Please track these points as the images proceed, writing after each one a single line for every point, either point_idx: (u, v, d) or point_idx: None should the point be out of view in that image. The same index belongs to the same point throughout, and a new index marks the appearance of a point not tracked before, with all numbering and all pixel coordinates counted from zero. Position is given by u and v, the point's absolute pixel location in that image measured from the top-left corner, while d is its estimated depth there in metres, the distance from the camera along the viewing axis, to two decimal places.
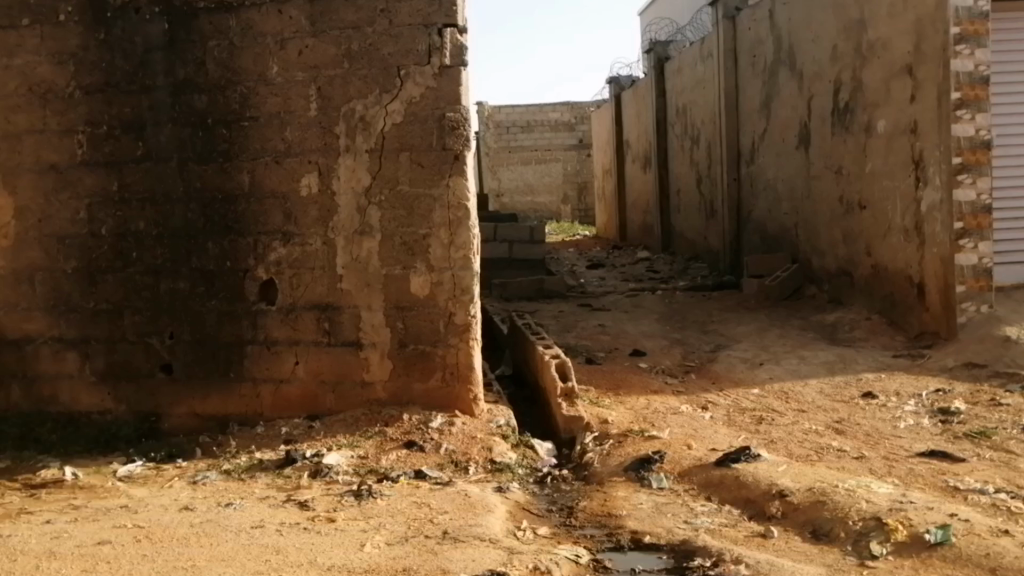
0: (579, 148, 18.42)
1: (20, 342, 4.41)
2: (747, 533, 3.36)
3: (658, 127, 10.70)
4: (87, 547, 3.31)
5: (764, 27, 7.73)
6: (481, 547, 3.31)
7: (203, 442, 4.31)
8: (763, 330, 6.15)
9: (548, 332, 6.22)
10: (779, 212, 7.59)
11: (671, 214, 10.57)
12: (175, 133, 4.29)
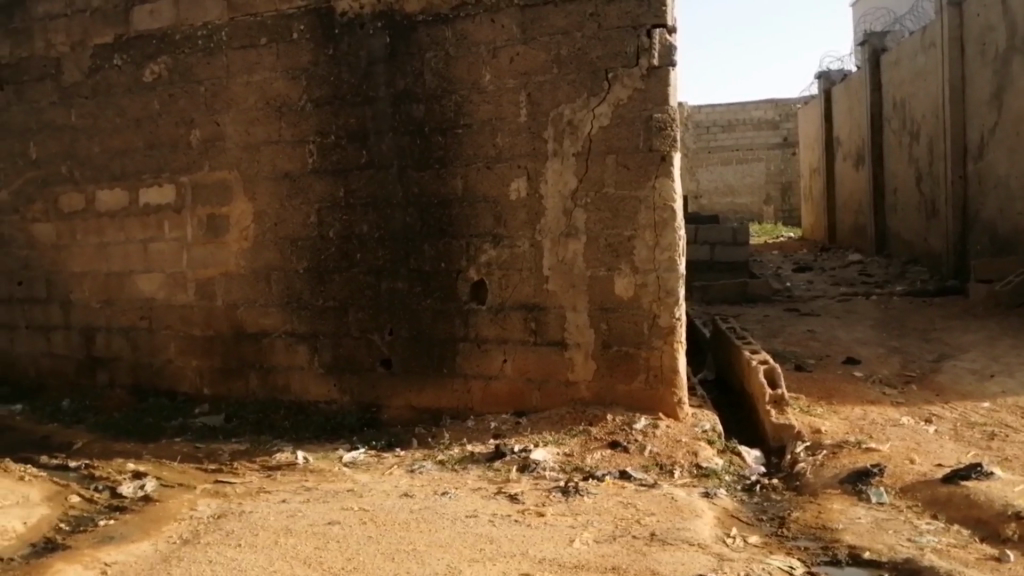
0: (783, 146, 17.49)
1: (258, 335, 4.84)
2: (978, 555, 3.06)
3: (873, 123, 10.17)
4: (319, 527, 3.64)
5: (996, 12, 7.21)
6: (690, 551, 3.22)
7: (418, 433, 4.55)
8: (994, 339, 5.77)
9: (753, 336, 6.22)
10: (1013, 211, 7.04)
11: (886, 214, 10.04)
12: (396, 141, 4.51)
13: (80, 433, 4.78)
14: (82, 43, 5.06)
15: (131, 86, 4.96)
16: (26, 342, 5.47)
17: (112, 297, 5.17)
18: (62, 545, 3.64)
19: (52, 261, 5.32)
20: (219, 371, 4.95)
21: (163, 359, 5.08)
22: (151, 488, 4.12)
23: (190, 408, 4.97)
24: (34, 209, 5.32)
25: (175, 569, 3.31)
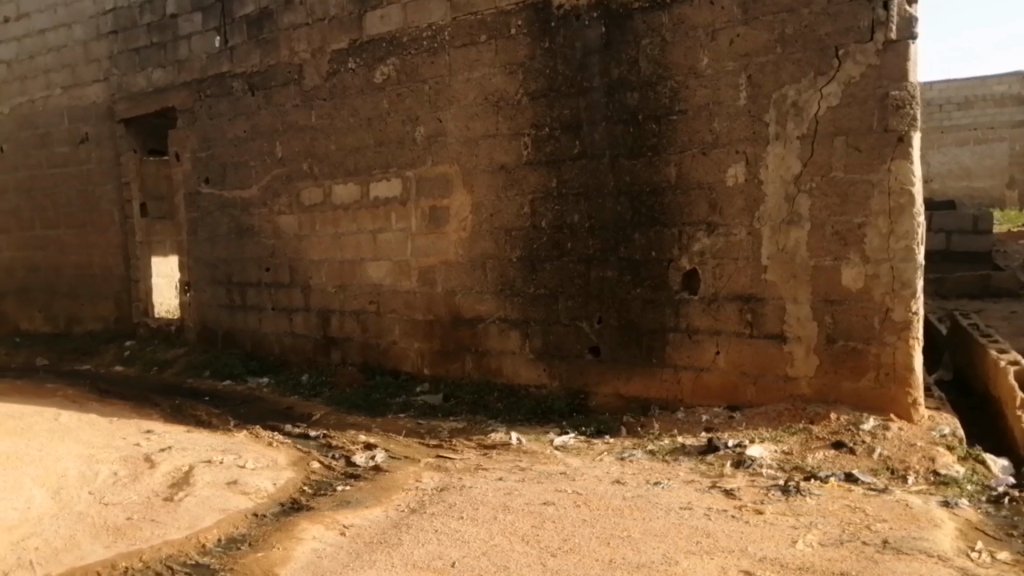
0: None
1: (473, 321, 5.05)
2: None
3: None
4: (536, 507, 3.76)
5: None
6: (928, 563, 2.95)
7: (627, 421, 4.53)
8: None
9: (999, 334, 5.64)
10: None
11: None
12: (610, 130, 4.52)
13: (317, 406, 5.24)
14: (321, 50, 5.53)
15: (363, 87, 5.35)
16: (271, 322, 6.08)
17: (344, 283, 5.61)
18: (306, 506, 4.10)
19: (293, 249, 5.86)
20: (438, 353, 5.22)
21: (388, 341, 5.45)
22: (381, 459, 4.48)
23: (411, 386, 5.29)
24: (279, 202, 5.89)
25: (405, 535, 3.65)
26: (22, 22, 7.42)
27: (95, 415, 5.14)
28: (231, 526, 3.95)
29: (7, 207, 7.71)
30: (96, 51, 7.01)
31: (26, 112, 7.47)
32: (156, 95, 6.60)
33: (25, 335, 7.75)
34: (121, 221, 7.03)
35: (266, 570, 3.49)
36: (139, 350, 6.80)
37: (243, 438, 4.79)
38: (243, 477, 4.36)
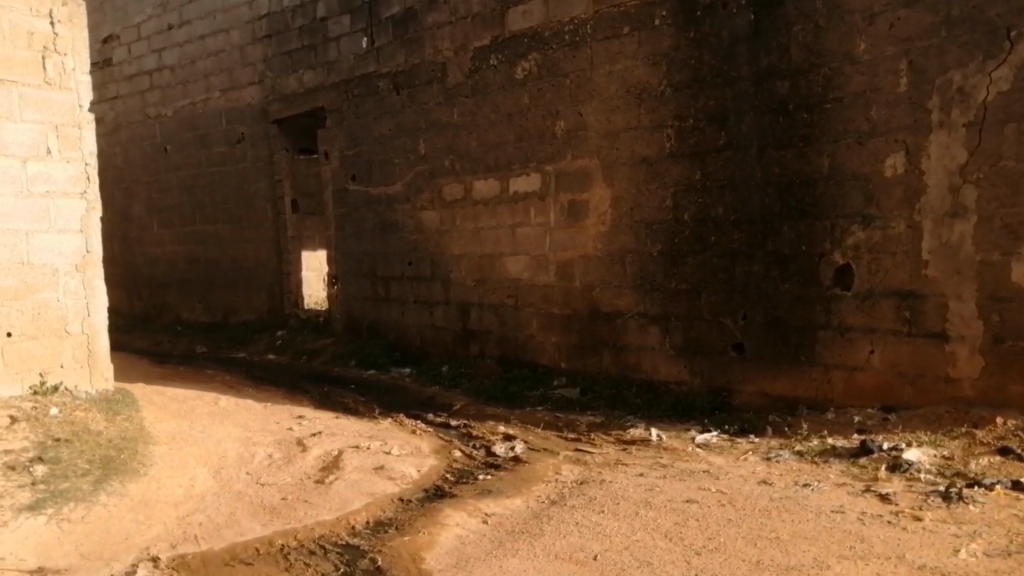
0: None
1: (612, 316, 5.06)
2: None
3: None
4: (679, 504, 3.70)
5: None
6: None
7: (773, 421, 4.41)
8: None
9: None
10: None
11: None
12: (757, 120, 4.40)
13: (457, 396, 5.39)
14: (463, 47, 5.64)
15: (505, 83, 5.43)
16: (413, 314, 6.27)
17: (484, 277, 5.70)
18: (450, 493, 4.19)
19: (434, 244, 6.01)
20: (576, 347, 5.26)
21: (526, 334, 5.51)
22: (520, 450, 4.53)
23: (550, 379, 5.34)
24: (421, 198, 6.06)
25: (547, 526, 3.68)
26: (184, 29, 7.96)
27: (252, 400, 5.57)
28: (379, 510, 4.11)
29: (169, 203, 8.30)
30: (251, 55, 7.42)
31: (187, 114, 8.01)
32: (307, 95, 6.94)
33: (185, 324, 8.32)
34: (273, 217, 7.44)
35: (413, 554, 3.60)
36: (289, 340, 7.18)
37: (388, 426, 5.01)
38: (390, 463, 4.52)
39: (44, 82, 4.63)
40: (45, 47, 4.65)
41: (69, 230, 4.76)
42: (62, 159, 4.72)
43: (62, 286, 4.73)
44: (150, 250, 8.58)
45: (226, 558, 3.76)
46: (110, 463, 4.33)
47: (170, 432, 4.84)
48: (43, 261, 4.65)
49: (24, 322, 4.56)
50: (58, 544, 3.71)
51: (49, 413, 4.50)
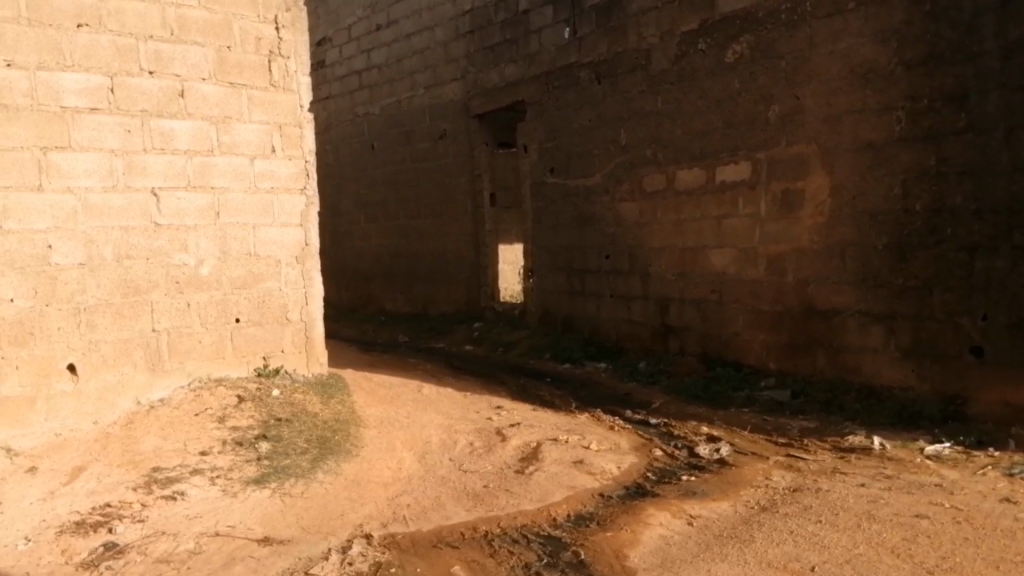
0: None
1: (829, 313, 4.83)
2: None
3: None
4: (907, 518, 3.40)
5: None
6: None
7: (1017, 434, 3.97)
8: None
9: None
10: None
11: None
12: (1005, 99, 3.98)
13: (658, 393, 5.39)
14: (670, 32, 5.66)
15: (714, 67, 5.38)
16: (609, 309, 6.43)
17: (686, 270, 5.69)
18: (652, 492, 4.11)
19: (634, 237, 6.10)
20: (787, 346, 5.08)
21: (731, 332, 5.43)
22: (726, 452, 4.41)
23: (757, 380, 5.21)
24: (622, 189, 6.17)
25: (757, 533, 3.49)
26: (392, 29, 8.61)
27: (452, 388, 5.83)
28: (579, 504, 4.08)
29: (375, 198, 8.96)
30: (454, 51, 7.94)
31: (393, 112, 8.65)
32: (509, 89, 7.29)
33: (389, 314, 8.99)
34: (472, 210, 7.86)
35: (616, 550, 3.54)
36: (486, 331, 7.58)
37: (587, 421, 5.01)
38: (589, 457, 4.51)
39: (270, 85, 5.14)
40: (271, 52, 5.15)
41: (290, 224, 5.27)
42: (284, 157, 5.23)
43: (283, 275, 5.27)
44: (356, 243, 9.33)
45: (433, 540, 3.83)
46: (326, 443, 4.65)
47: (380, 416, 5.13)
48: (269, 252, 5.18)
49: (251, 309, 5.12)
50: (283, 517, 3.99)
51: (271, 394, 4.97)
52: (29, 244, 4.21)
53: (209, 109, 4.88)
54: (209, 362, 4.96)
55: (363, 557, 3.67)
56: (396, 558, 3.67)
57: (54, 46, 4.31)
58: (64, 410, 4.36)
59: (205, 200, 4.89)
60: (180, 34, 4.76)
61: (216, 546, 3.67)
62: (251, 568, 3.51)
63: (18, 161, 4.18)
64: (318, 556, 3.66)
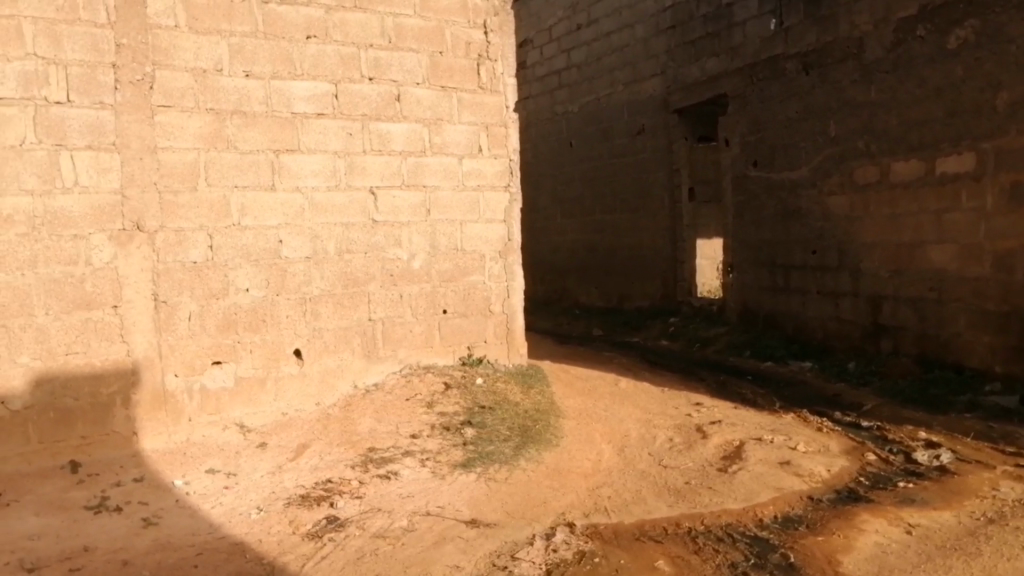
0: None
1: None
2: None
3: None
4: None
5: None
6: None
7: None
8: None
9: None
10: None
11: None
12: None
13: (871, 395, 5.43)
14: (885, 20, 5.80)
15: (933, 54, 5.40)
16: (816, 305, 6.65)
17: (901, 267, 5.76)
18: (866, 497, 3.97)
19: (844, 230, 6.27)
20: (1014, 349, 4.92)
21: (951, 332, 5.38)
22: (947, 460, 4.25)
23: (981, 384, 5.07)
24: (830, 182, 6.34)
25: (986, 546, 3.31)
26: (592, 27, 9.48)
27: (648, 381, 6.15)
28: (787, 505, 4.00)
29: (574, 194, 9.87)
30: (655, 46, 8.60)
31: (593, 109, 9.51)
32: (710, 84, 7.85)
33: (583, 307, 9.89)
34: (669, 204, 8.50)
35: (828, 555, 3.45)
36: (682, 327, 8.05)
37: (793, 421, 5.02)
38: (796, 459, 4.45)
39: (479, 87, 5.63)
40: (479, 55, 5.62)
41: (495, 220, 5.74)
42: (490, 156, 5.72)
43: (487, 269, 5.73)
44: (554, 238, 10.31)
45: (636, 533, 3.89)
46: (527, 431, 5.00)
47: (578, 408, 5.44)
48: (474, 247, 5.66)
49: (457, 301, 5.61)
50: (488, 500, 4.31)
51: (475, 381, 5.45)
52: (263, 239, 4.92)
53: (422, 111, 5.40)
54: (418, 350, 5.50)
55: (566, 544, 3.82)
56: (600, 548, 3.75)
57: (286, 56, 4.94)
58: (290, 391, 5.10)
59: (418, 198, 5.41)
60: (397, 41, 5.28)
61: (426, 525, 4.05)
62: (461, 547, 3.83)
63: (254, 162, 4.87)
64: (523, 541, 3.88)
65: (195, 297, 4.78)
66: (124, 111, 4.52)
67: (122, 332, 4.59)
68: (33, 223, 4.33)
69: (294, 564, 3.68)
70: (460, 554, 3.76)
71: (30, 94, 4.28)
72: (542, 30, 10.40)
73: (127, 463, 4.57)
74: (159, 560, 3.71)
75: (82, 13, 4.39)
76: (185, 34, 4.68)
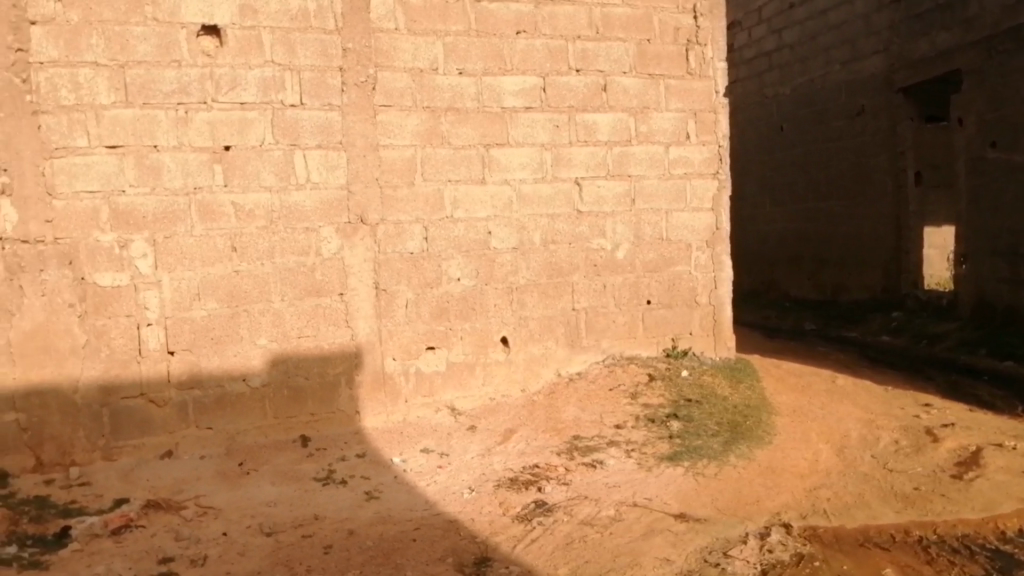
0: None
1: None
2: None
3: None
4: None
5: None
6: None
7: None
8: None
9: None
10: None
11: None
12: None
13: None
14: None
15: None
16: None
17: None
18: None
19: None
20: None
21: None
22: None
23: None
24: None
25: None
26: (807, 6, 9.28)
27: (868, 379, 5.91)
28: None
29: (783, 180, 9.70)
30: (878, 23, 8.29)
31: (806, 90, 9.28)
32: (941, 58, 7.42)
33: (795, 300, 9.67)
34: (893, 189, 8.12)
35: None
36: (907, 323, 7.67)
37: None
38: None
39: (687, 73, 5.60)
40: (688, 40, 5.60)
41: (702, 209, 5.68)
42: (698, 142, 5.66)
43: (694, 259, 5.69)
44: (762, 228, 10.17)
45: (860, 538, 3.79)
46: (736, 427, 4.96)
47: (792, 405, 5.32)
48: (680, 237, 5.64)
49: (662, 292, 5.62)
50: (697, 495, 4.26)
51: (680, 373, 5.46)
52: (473, 231, 5.20)
53: (629, 101, 5.46)
54: (622, 341, 5.57)
55: (782, 546, 3.72)
56: (820, 552, 3.67)
57: (497, 53, 5.18)
58: (498, 377, 5.34)
59: (623, 188, 5.49)
60: (604, 32, 5.38)
61: (634, 516, 4.06)
62: (671, 540, 3.81)
63: (466, 157, 5.16)
64: (735, 539, 3.80)
65: (412, 286, 5.12)
66: (350, 111, 4.95)
67: (347, 318, 5.02)
68: (271, 217, 4.87)
69: (506, 545, 3.88)
70: (670, 547, 3.74)
71: (269, 99, 4.83)
72: (751, 12, 10.37)
73: (350, 440, 4.99)
74: (379, 533, 4.03)
75: (314, 21, 4.87)
76: (405, 36, 5.03)
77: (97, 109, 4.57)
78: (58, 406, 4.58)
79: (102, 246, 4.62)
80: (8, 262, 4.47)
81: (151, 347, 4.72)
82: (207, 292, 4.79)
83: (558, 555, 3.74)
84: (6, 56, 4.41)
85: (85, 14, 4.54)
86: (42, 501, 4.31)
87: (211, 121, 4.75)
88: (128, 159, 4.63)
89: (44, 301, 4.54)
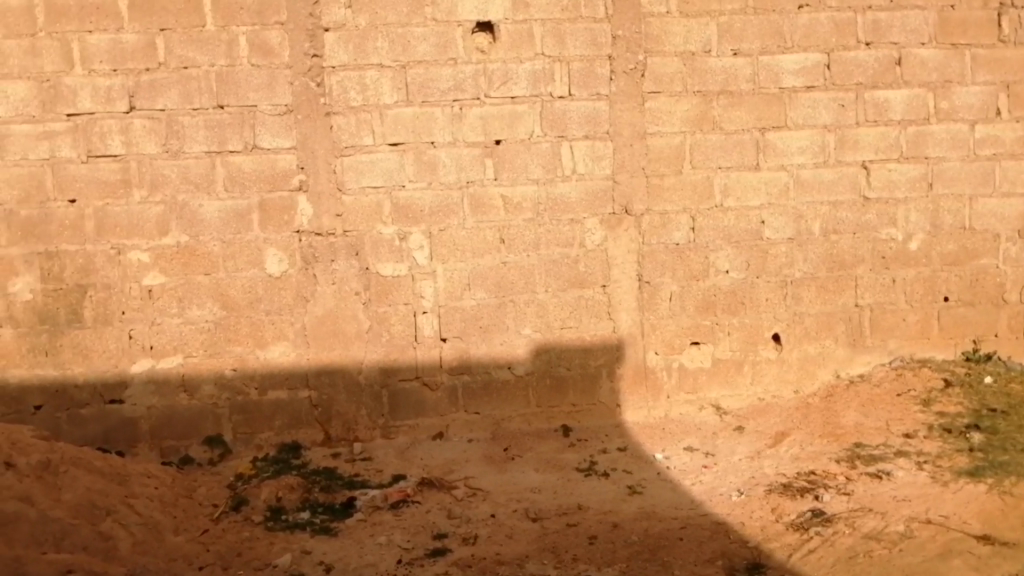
0: None
1: None
2: None
3: None
4: None
5: None
6: None
7: None
8: None
9: None
10: None
11: None
12: None
13: None
14: None
15: None
16: None
17: None
18: None
19: None
20: None
21: None
22: None
23: None
24: None
25: None
26: None
27: None
28: None
29: None
30: None
31: None
32: None
33: None
34: None
35: None
36: None
37: None
38: None
39: (998, 41, 4.96)
40: (1001, 3, 4.94)
41: (1013, 194, 5.05)
42: (1011, 119, 5.02)
43: (1002, 252, 5.08)
44: None
45: None
46: None
47: None
48: (985, 226, 5.05)
49: (963, 288, 5.08)
50: (1003, 516, 3.77)
51: (983, 381, 4.93)
52: (745, 221, 4.96)
53: (927, 75, 4.94)
54: (912, 342, 5.10)
55: None
56: None
57: (776, 30, 4.87)
58: (767, 375, 5.07)
59: (918, 172, 4.99)
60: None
61: (928, 534, 3.68)
62: (972, 565, 3.44)
63: (740, 143, 4.92)
64: None
65: (677, 279, 4.99)
66: (618, 100, 4.89)
67: (610, 310, 4.98)
68: (538, 209, 4.93)
69: (781, 552, 3.68)
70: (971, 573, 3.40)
71: (539, 92, 4.87)
72: None
73: (612, 432, 4.97)
74: (645, 528, 3.95)
75: (585, 10, 4.84)
76: (677, 18, 4.86)
77: (382, 109, 4.84)
78: (344, 386, 4.95)
79: (384, 238, 4.90)
80: (304, 252, 4.88)
81: (426, 334, 4.96)
82: (477, 283, 4.94)
83: (841, 570, 3.49)
84: (304, 62, 4.80)
85: (372, 18, 4.81)
86: (330, 472, 4.69)
87: (484, 116, 4.88)
88: (408, 156, 4.88)
89: (334, 288, 4.91)
